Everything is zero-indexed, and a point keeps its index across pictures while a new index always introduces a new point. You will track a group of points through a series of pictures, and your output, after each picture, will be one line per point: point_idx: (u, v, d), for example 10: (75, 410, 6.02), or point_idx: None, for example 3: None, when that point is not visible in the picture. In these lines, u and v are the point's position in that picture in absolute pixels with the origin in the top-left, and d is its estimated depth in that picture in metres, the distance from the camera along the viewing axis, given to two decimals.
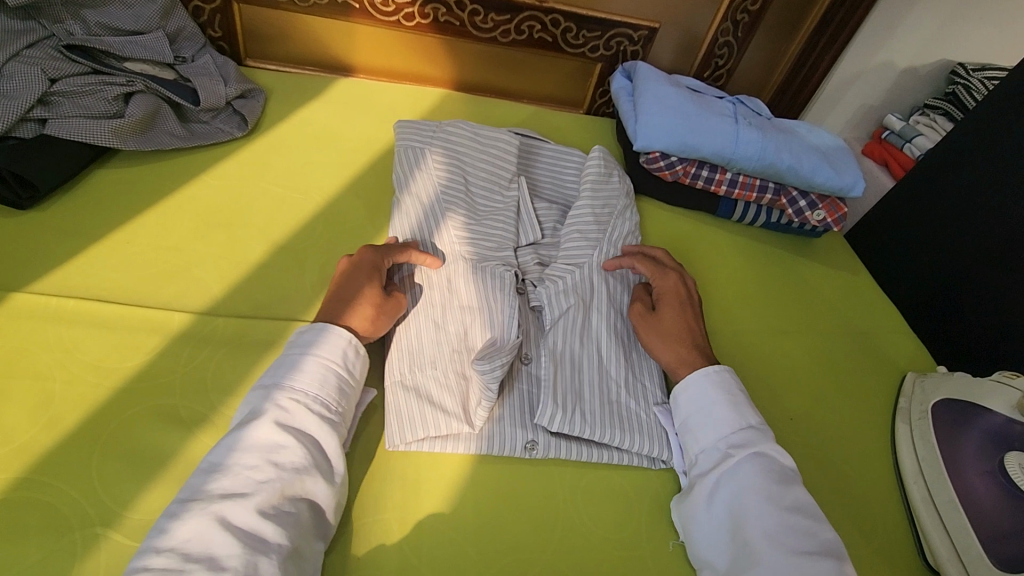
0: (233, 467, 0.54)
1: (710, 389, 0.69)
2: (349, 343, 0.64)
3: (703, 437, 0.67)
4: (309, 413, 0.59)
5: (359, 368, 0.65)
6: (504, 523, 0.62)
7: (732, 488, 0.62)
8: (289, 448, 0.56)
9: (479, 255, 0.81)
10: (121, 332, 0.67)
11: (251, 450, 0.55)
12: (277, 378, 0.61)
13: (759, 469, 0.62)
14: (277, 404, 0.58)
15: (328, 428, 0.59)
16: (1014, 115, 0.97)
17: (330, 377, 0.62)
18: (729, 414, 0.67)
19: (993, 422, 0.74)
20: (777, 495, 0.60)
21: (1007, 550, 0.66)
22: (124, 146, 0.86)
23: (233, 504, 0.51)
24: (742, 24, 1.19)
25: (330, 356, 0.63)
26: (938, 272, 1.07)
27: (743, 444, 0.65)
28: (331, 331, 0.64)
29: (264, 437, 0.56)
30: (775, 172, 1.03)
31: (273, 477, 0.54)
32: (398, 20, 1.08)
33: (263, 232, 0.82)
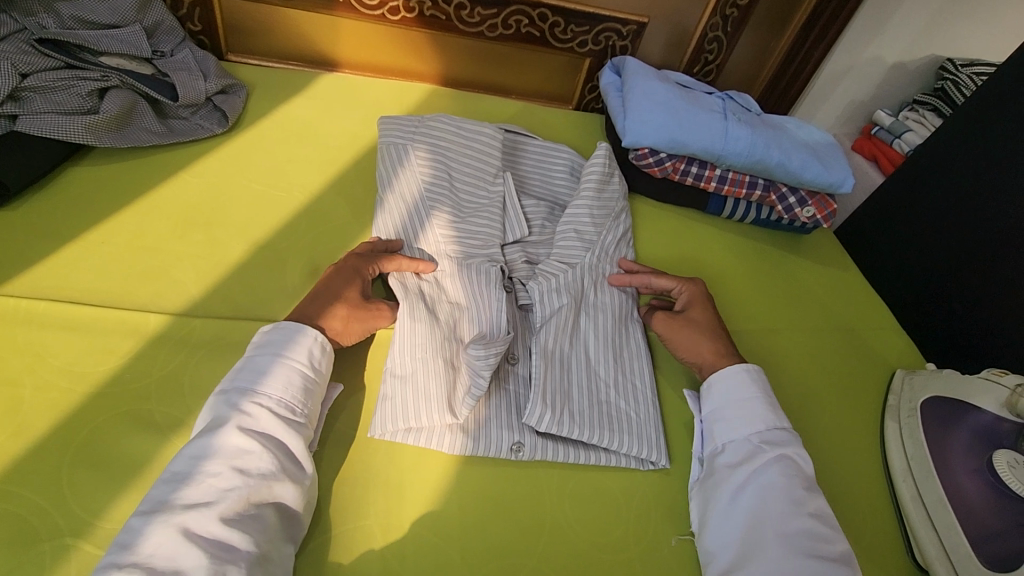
0: (196, 477, 0.52)
1: (749, 386, 0.70)
2: (315, 341, 0.63)
3: (734, 428, 0.68)
4: (273, 417, 0.57)
5: (325, 364, 0.64)
6: (490, 526, 0.61)
7: (761, 483, 0.63)
8: (254, 454, 0.54)
9: (467, 255, 0.80)
10: (95, 335, 0.65)
11: (212, 457, 0.53)
12: (241, 383, 0.59)
13: (790, 470, 0.63)
14: (239, 409, 0.57)
15: (292, 430, 0.58)
16: (1003, 112, 0.97)
17: (294, 379, 0.60)
18: (764, 412, 0.68)
19: (982, 420, 0.74)
20: (804, 499, 0.61)
21: (997, 549, 0.66)
22: (99, 143, 0.83)
23: (196, 514, 0.50)
24: (731, 19, 1.18)
25: (293, 355, 0.61)
26: (927, 268, 1.07)
27: (775, 442, 0.66)
28: (299, 332, 0.63)
29: (228, 444, 0.54)
30: (765, 168, 1.02)
31: (238, 485, 0.52)
32: (383, 14, 1.06)
33: (243, 231, 0.80)
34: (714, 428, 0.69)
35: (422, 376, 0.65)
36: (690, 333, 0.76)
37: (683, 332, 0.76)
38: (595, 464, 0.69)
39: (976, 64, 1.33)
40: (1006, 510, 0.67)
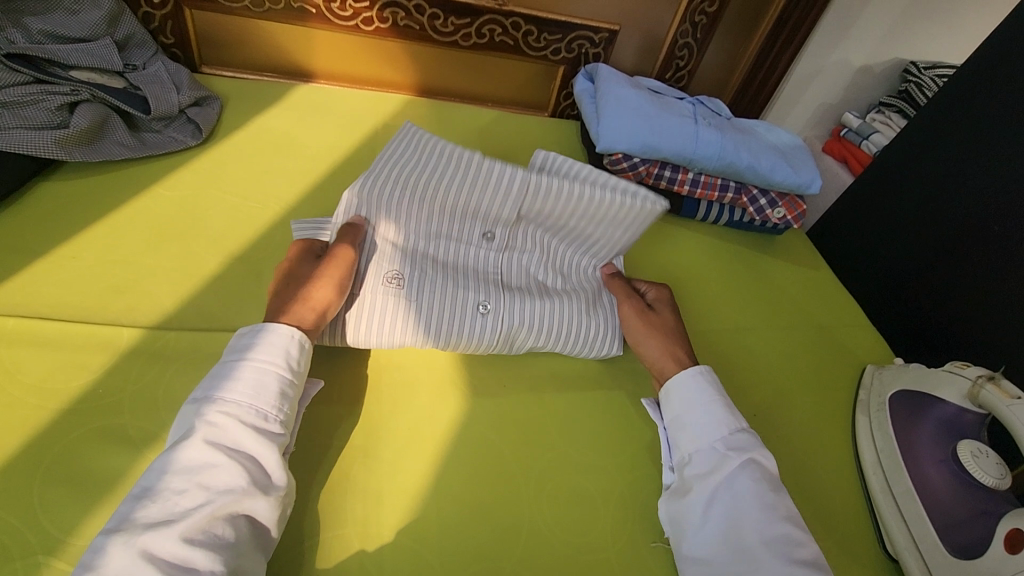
0: (159, 495, 0.51)
1: (706, 390, 0.70)
2: (293, 339, 0.63)
3: (700, 435, 0.67)
4: (242, 427, 0.56)
5: (302, 364, 0.63)
6: (468, 530, 0.62)
7: (730, 492, 0.62)
8: (222, 467, 0.54)
9: (415, 252, 0.78)
10: (66, 350, 0.64)
11: (180, 474, 0.52)
12: (206, 392, 0.58)
13: (755, 474, 0.63)
14: (206, 418, 0.56)
15: (265, 441, 0.57)
16: (963, 112, 1.00)
17: (267, 385, 0.60)
18: (724, 415, 0.68)
19: (946, 411, 0.76)
20: (777, 505, 0.61)
21: (961, 537, 0.68)
22: (70, 157, 0.83)
23: (159, 531, 0.48)
24: (700, 26, 1.21)
25: (265, 361, 0.61)
26: (896, 267, 1.09)
27: (741, 447, 0.66)
28: (274, 332, 0.62)
29: (195, 458, 0.53)
30: (734, 171, 1.05)
31: (205, 501, 0.52)
32: (357, 24, 1.07)
33: (219, 243, 0.80)
34: (680, 438, 0.69)
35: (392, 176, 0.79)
36: (650, 329, 0.78)
37: (650, 328, 0.78)
38: (572, 465, 0.70)
39: (939, 66, 1.36)
40: (972, 499, 0.69)
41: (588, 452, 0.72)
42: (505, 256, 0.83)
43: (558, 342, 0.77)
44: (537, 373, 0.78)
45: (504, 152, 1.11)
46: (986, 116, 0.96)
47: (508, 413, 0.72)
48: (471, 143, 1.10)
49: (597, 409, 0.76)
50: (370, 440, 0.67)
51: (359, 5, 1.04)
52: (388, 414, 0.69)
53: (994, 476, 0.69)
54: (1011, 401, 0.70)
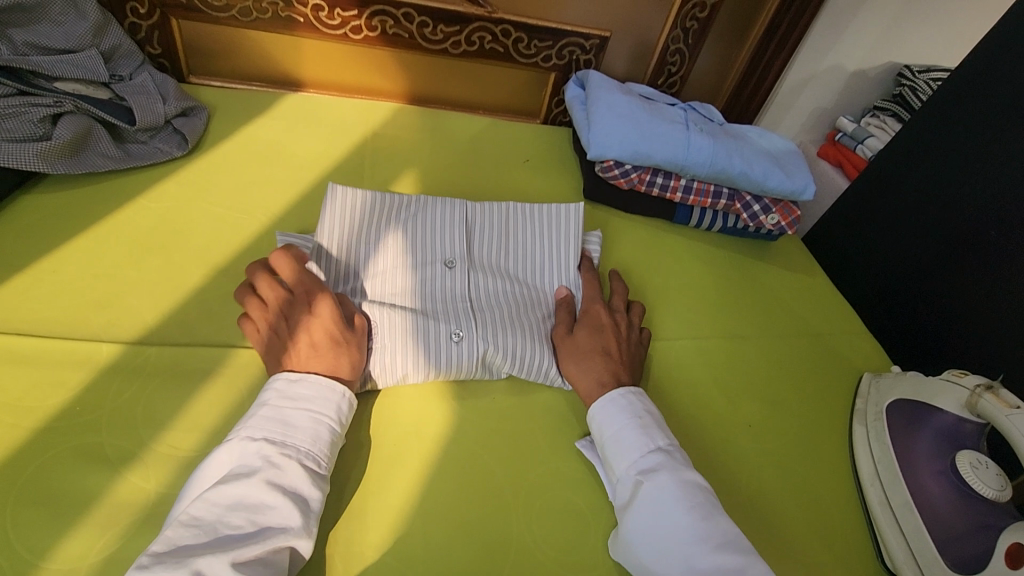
0: (214, 525, 0.51)
1: (619, 413, 0.68)
2: (343, 397, 0.63)
3: (617, 465, 0.65)
4: (299, 473, 0.56)
5: (349, 419, 0.63)
6: (455, 549, 0.60)
7: (651, 522, 0.60)
8: (278, 510, 0.54)
9: (395, 293, 0.76)
10: (43, 367, 0.63)
11: (235, 508, 0.53)
12: (268, 430, 0.58)
13: (673, 497, 0.60)
14: (266, 458, 0.56)
15: (319, 488, 0.57)
16: (958, 114, 0.99)
17: (325, 435, 0.60)
18: (639, 437, 0.66)
19: (944, 421, 0.75)
20: (700, 530, 0.58)
21: (961, 551, 0.66)
22: (53, 170, 0.82)
23: (212, 559, 0.49)
24: (692, 31, 1.21)
25: (324, 412, 0.61)
26: (894, 272, 1.08)
27: (656, 470, 0.63)
28: (333, 385, 0.62)
29: (253, 495, 0.54)
30: (727, 177, 1.04)
31: (258, 539, 0.52)
32: (345, 33, 1.06)
33: (203, 255, 0.79)
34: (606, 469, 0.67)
35: (346, 229, 0.79)
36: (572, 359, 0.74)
37: (568, 356, 0.74)
38: (563, 480, 0.68)
39: (933, 70, 1.35)
40: (971, 511, 0.68)
41: (580, 467, 0.70)
42: (472, 281, 0.80)
43: (532, 374, 0.74)
44: (528, 386, 0.76)
45: (496, 160, 1.10)
46: (979, 119, 0.96)
47: (498, 427, 0.71)
48: (463, 152, 1.09)
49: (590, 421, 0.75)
50: (357, 457, 0.65)
51: (346, 14, 1.03)
52: (375, 430, 0.68)
53: (994, 488, 0.68)
54: (1010, 411, 0.68)
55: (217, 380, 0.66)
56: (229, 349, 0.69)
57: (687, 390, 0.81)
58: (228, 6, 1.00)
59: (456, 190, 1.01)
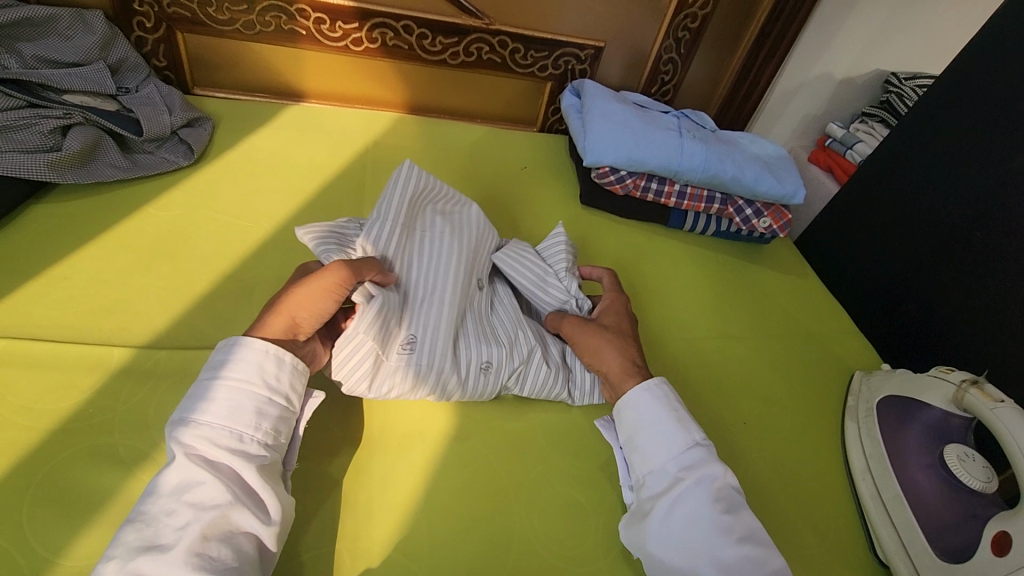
0: (150, 518, 0.50)
1: (657, 406, 0.67)
2: (263, 353, 0.59)
3: (653, 455, 0.65)
4: (217, 447, 0.54)
5: (278, 379, 0.59)
6: (459, 544, 0.62)
7: (682, 514, 0.60)
8: (207, 487, 0.52)
9: (436, 293, 0.72)
10: (56, 371, 0.65)
11: (167, 497, 0.51)
12: (182, 412, 0.55)
13: (707, 494, 0.60)
14: (179, 440, 0.53)
15: (245, 457, 0.54)
16: (944, 119, 1.02)
17: (241, 402, 0.56)
18: (678, 431, 0.65)
19: (933, 416, 0.77)
20: (724, 524, 0.58)
21: (950, 542, 0.68)
22: (62, 179, 0.84)
23: (150, 556, 0.48)
24: (683, 41, 1.24)
25: (240, 378, 0.57)
26: (883, 274, 1.11)
27: (694, 465, 0.63)
28: (240, 344, 0.59)
29: (179, 479, 0.52)
30: (719, 182, 1.07)
31: (192, 520, 0.50)
32: (346, 45, 1.09)
33: (211, 262, 0.81)
34: (632, 456, 0.66)
35: (396, 215, 0.77)
36: (601, 337, 0.74)
37: (596, 334, 0.74)
38: (562, 476, 0.70)
39: (918, 77, 1.38)
40: (958, 503, 0.70)
41: (578, 465, 0.72)
42: (489, 307, 0.80)
43: (540, 396, 0.75)
44: None
45: (494, 167, 1.12)
46: (964, 123, 0.99)
47: (498, 427, 0.73)
48: (461, 160, 1.11)
49: (587, 420, 0.77)
50: (361, 457, 0.67)
51: (348, 27, 1.06)
52: (379, 429, 0.70)
53: (981, 480, 0.69)
54: (995, 405, 0.71)
55: None
56: None
57: (682, 389, 0.83)
58: (232, 19, 1.02)
59: None
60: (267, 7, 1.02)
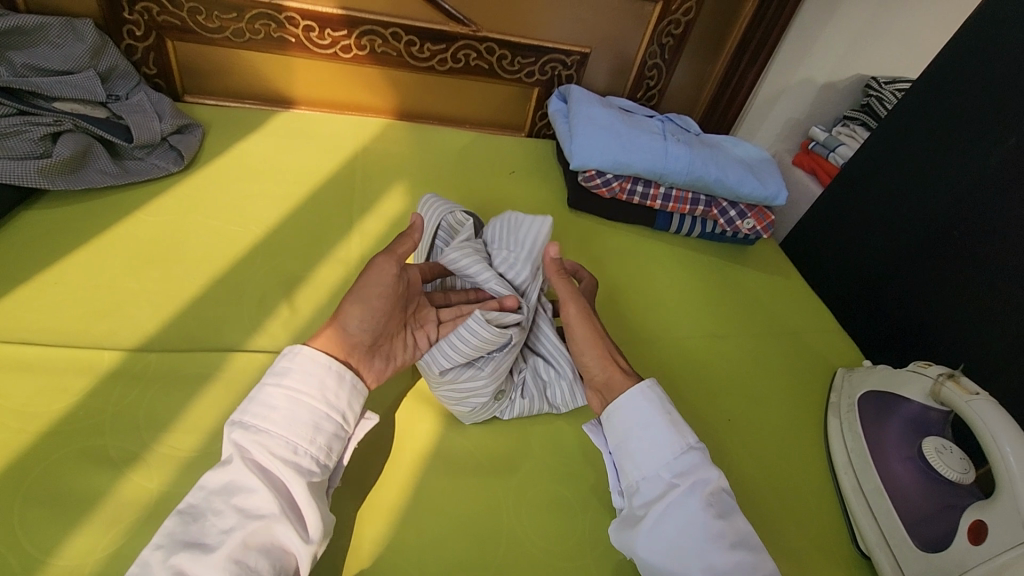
0: (199, 516, 0.53)
1: (651, 410, 0.68)
2: (325, 370, 0.62)
3: (646, 462, 0.66)
4: (272, 457, 0.57)
5: (335, 396, 0.62)
6: (449, 541, 0.63)
7: (676, 520, 0.61)
8: (255, 492, 0.55)
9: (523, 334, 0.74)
10: (46, 374, 0.65)
11: (217, 498, 0.54)
12: (246, 418, 0.59)
13: (699, 499, 0.62)
14: (239, 445, 0.57)
15: (293, 471, 0.57)
16: (920, 120, 1.04)
17: (299, 415, 0.60)
18: (672, 436, 0.66)
19: (912, 410, 0.79)
20: (717, 529, 0.60)
21: (928, 533, 0.70)
22: (52, 186, 0.85)
23: (192, 554, 0.50)
24: (667, 47, 1.26)
25: (301, 392, 0.61)
26: (865, 273, 1.13)
27: (688, 471, 0.64)
28: (305, 357, 0.63)
29: (232, 484, 0.55)
30: (704, 184, 1.08)
31: (236, 526, 0.53)
32: (335, 52, 1.10)
33: (201, 266, 0.82)
34: (624, 462, 0.67)
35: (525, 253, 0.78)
36: (597, 344, 0.75)
37: (598, 340, 0.75)
38: (550, 474, 0.71)
39: (898, 82, 1.41)
40: (937, 494, 0.72)
41: (566, 462, 0.73)
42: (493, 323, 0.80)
43: (525, 413, 0.76)
44: None
45: (483, 171, 1.14)
46: (940, 124, 1.01)
47: (487, 426, 0.74)
48: (450, 165, 1.13)
49: (575, 418, 0.79)
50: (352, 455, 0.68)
51: (336, 34, 1.08)
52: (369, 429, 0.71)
53: (958, 471, 0.71)
54: (970, 397, 0.73)
55: (216, 383, 0.69)
56: (228, 354, 0.72)
57: (669, 388, 0.84)
58: (222, 27, 1.04)
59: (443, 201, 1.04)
60: (256, 15, 1.03)
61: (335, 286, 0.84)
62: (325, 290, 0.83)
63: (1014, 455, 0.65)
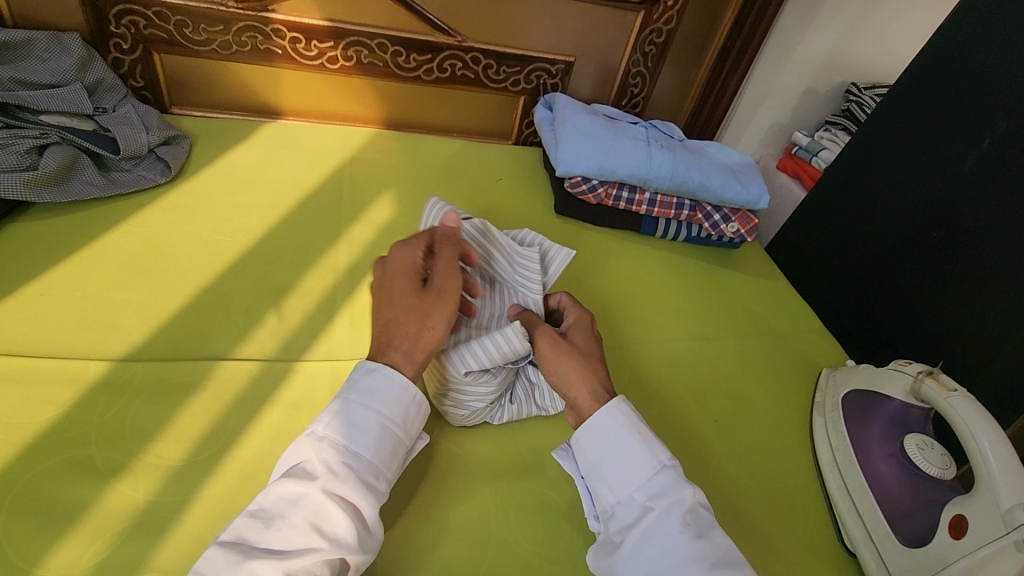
0: (277, 527, 0.52)
1: (618, 428, 0.64)
2: (414, 399, 0.62)
3: (618, 486, 0.63)
4: (357, 481, 0.55)
5: (414, 425, 0.62)
6: (438, 545, 0.63)
7: (653, 545, 0.58)
8: (337, 514, 0.53)
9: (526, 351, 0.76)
10: (31, 385, 0.65)
11: (298, 510, 0.53)
12: (336, 433, 0.58)
13: (676, 520, 0.59)
14: (327, 462, 0.55)
15: (373, 498, 0.56)
16: (896, 124, 1.06)
17: (383, 441, 0.59)
18: (642, 455, 0.63)
19: (893, 408, 0.80)
20: (697, 550, 0.57)
21: (911, 529, 0.71)
22: (39, 198, 0.85)
23: (271, 568, 0.49)
24: (650, 55, 1.28)
25: (389, 416, 0.60)
26: (849, 275, 1.15)
27: (663, 491, 0.61)
28: (396, 382, 0.61)
29: (315, 500, 0.53)
30: (688, 189, 1.10)
31: (317, 547, 0.52)
32: (322, 63, 1.12)
33: (188, 276, 0.82)
34: (596, 487, 0.64)
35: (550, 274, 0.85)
36: (560, 362, 0.68)
37: (568, 357, 0.68)
38: (538, 476, 0.72)
39: (878, 87, 1.44)
40: (919, 490, 0.73)
41: (553, 464, 0.74)
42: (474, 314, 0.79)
43: (516, 417, 0.76)
44: None
45: (470, 179, 1.15)
46: (917, 127, 1.03)
47: (476, 431, 0.75)
48: (437, 172, 1.14)
49: (563, 421, 0.79)
50: None
51: (323, 46, 1.09)
52: None
53: (938, 466, 0.73)
54: (948, 394, 0.74)
55: (203, 392, 0.69)
56: (215, 362, 0.72)
57: (656, 390, 0.85)
58: (209, 40, 1.05)
59: None
60: (243, 27, 1.04)
61: (322, 294, 0.85)
62: (313, 298, 0.84)
63: (993, 450, 0.67)
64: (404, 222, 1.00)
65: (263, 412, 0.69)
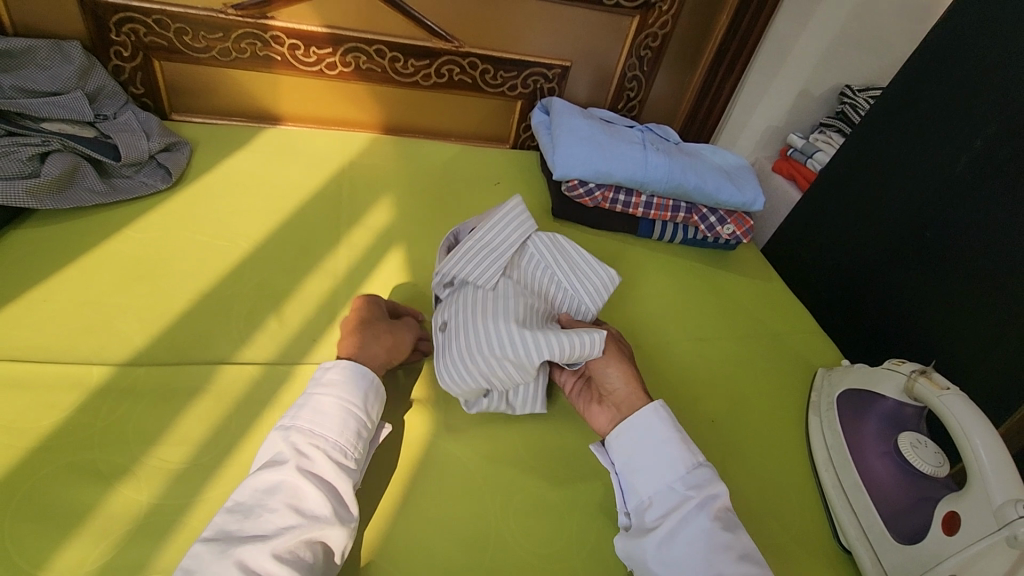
0: (255, 512, 0.57)
1: (664, 428, 0.72)
2: (371, 386, 0.69)
3: (655, 479, 0.69)
4: (326, 460, 0.62)
5: (375, 410, 0.69)
6: (439, 545, 0.64)
7: (686, 533, 0.63)
8: (311, 492, 0.59)
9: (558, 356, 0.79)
10: (35, 390, 0.66)
11: (272, 494, 0.58)
12: (300, 422, 0.64)
13: (709, 512, 0.64)
14: (295, 446, 0.62)
15: (344, 474, 0.62)
16: (889, 127, 1.08)
17: (347, 424, 0.65)
18: (682, 454, 0.70)
19: (887, 406, 0.81)
20: (727, 539, 0.62)
21: (904, 527, 0.72)
22: (41, 205, 0.86)
23: (254, 546, 0.54)
24: (646, 59, 1.30)
25: (350, 403, 0.67)
26: (844, 276, 1.16)
27: (700, 485, 0.67)
28: (352, 375, 0.69)
29: (288, 482, 0.59)
30: (683, 192, 1.12)
31: (295, 523, 0.57)
32: (321, 69, 1.13)
33: (189, 281, 0.83)
34: (635, 478, 0.70)
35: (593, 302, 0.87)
36: (615, 362, 0.77)
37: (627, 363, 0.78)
38: (537, 477, 0.73)
39: (872, 88, 1.42)
40: (912, 487, 0.74)
41: (552, 464, 0.75)
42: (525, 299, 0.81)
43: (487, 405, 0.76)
44: None
45: (468, 183, 1.16)
46: (910, 130, 1.04)
47: (476, 433, 0.75)
48: (436, 177, 1.15)
49: (562, 422, 0.80)
50: None
51: (321, 52, 1.10)
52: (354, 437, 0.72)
53: (932, 464, 0.74)
54: (941, 392, 0.75)
55: (204, 396, 0.70)
56: (217, 366, 0.73)
57: (653, 392, 0.86)
58: (209, 47, 1.06)
59: (429, 212, 1.06)
60: (242, 35, 1.05)
61: (322, 298, 0.86)
62: (313, 302, 0.85)
63: (984, 447, 0.68)
64: (403, 227, 1.01)
65: (264, 415, 0.70)
